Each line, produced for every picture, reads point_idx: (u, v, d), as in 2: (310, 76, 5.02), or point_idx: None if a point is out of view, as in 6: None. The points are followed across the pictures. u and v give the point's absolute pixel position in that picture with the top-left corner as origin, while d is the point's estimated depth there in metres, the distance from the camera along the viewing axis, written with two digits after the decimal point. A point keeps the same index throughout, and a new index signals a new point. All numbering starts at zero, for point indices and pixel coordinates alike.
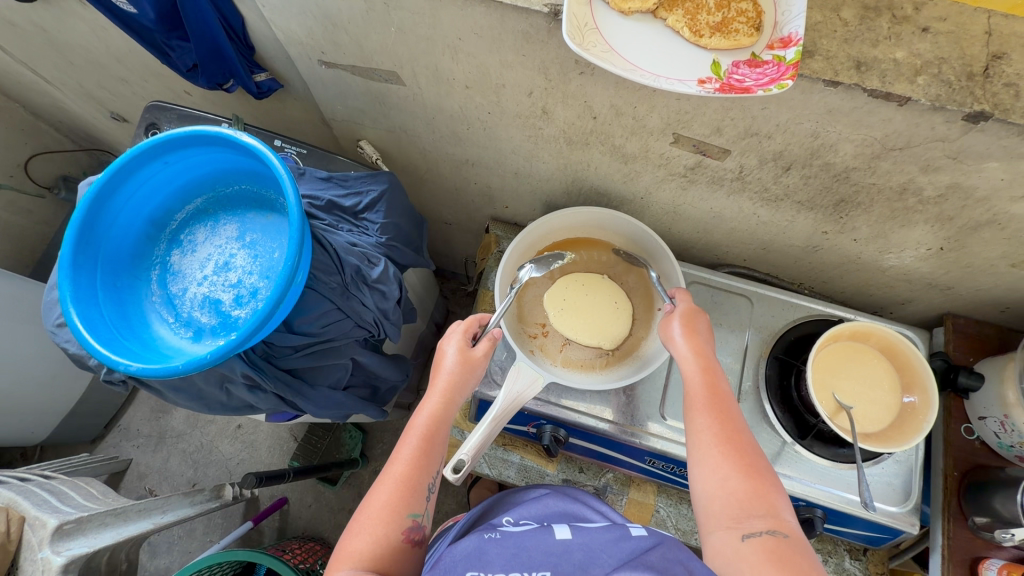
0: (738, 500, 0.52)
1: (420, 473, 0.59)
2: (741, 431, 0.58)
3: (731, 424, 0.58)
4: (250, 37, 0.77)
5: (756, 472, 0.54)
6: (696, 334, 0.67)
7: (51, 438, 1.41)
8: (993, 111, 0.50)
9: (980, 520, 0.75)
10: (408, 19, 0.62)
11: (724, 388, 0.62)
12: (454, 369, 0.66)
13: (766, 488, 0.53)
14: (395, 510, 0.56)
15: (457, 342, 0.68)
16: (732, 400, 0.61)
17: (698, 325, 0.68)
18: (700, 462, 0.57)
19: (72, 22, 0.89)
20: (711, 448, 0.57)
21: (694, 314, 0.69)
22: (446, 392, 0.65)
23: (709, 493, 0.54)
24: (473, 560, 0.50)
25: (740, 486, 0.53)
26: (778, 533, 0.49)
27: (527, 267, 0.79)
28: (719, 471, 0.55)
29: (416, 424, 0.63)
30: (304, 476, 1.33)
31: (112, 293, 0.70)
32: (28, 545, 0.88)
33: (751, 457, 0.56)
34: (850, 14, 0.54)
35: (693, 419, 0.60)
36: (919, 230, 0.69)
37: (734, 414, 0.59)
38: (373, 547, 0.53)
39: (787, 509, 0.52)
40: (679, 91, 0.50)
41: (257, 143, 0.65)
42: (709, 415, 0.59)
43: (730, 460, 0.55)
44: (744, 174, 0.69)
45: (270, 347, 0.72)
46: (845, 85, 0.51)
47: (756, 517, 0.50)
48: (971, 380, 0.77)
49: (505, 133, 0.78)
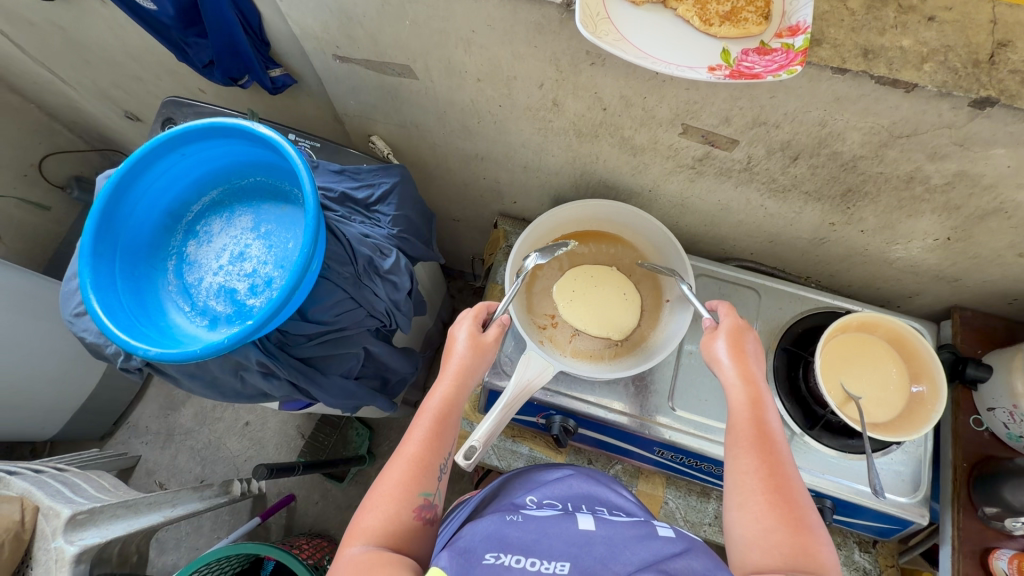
0: (781, 552, 0.51)
1: (432, 452, 0.60)
2: (790, 480, 0.56)
3: (781, 473, 0.57)
4: (265, 32, 0.79)
5: (804, 525, 0.53)
6: (745, 359, 0.66)
7: (61, 434, 1.42)
8: (999, 97, 0.51)
9: (989, 510, 0.75)
10: (422, 11, 0.63)
11: (774, 429, 0.61)
12: (465, 353, 0.67)
13: (813, 543, 0.51)
14: (407, 488, 0.57)
15: (469, 328, 0.69)
16: (780, 443, 0.60)
17: (745, 343, 0.67)
18: (741, 506, 0.55)
19: (91, 21, 0.91)
20: (755, 492, 0.55)
21: (742, 331, 0.67)
22: (458, 375, 0.65)
23: (748, 539, 0.53)
24: (494, 542, 0.50)
25: (784, 539, 0.51)
26: None
27: (532, 256, 0.77)
28: (762, 520, 0.53)
29: (428, 407, 0.64)
30: (312, 471, 1.33)
31: (130, 282, 0.71)
32: (42, 535, 0.89)
33: (800, 509, 0.54)
34: (856, 4, 0.55)
35: (738, 458, 0.59)
36: (926, 219, 0.70)
37: (782, 459, 0.58)
38: (384, 523, 0.54)
39: (833, 566, 0.51)
40: (690, 77, 0.52)
41: (273, 134, 0.67)
42: (756, 457, 0.58)
43: (777, 511, 0.53)
44: (752, 164, 0.70)
45: (284, 335, 0.73)
46: (853, 72, 0.52)
47: (801, 571, 0.49)
48: (979, 371, 0.77)
49: (515, 126, 0.79)
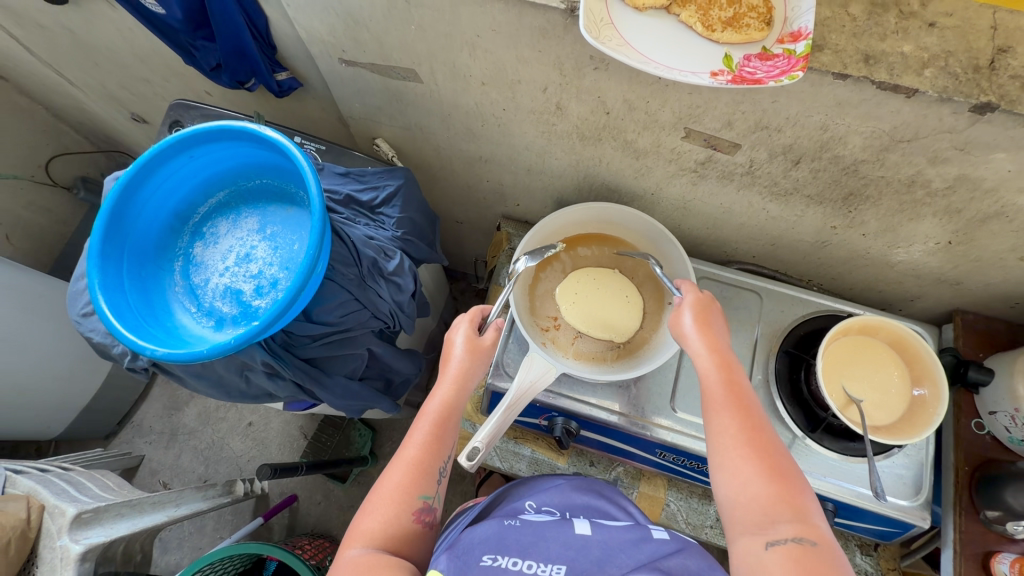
0: (761, 506, 0.52)
1: (432, 457, 0.60)
2: (763, 431, 0.57)
3: (756, 426, 0.57)
4: (272, 36, 0.80)
5: (782, 474, 0.53)
6: (708, 327, 0.67)
7: (66, 433, 1.43)
8: (999, 102, 0.51)
9: (991, 514, 0.75)
10: (427, 15, 0.64)
11: (744, 385, 0.61)
12: (463, 356, 0.67)
13: (792, 491, 0.52)
14: (407, 492, 0.57)
15: (465, 331, 0.69)
16: (751, 396, 0.60)
17: (709, 316, 0.68)
18: (721, 467, 0.56)
19: (100, 24, 0.92)
20: (731, 450, 0.56)
21: (705, 305, 0.69)
22: (457, 379, 0.65)
23: (731, 499, 0.54)
24: (491, 544, 0.51)
25: (762, 491, 0.52)
26: (804, 541, 0.49)
27: (522, 259, 0.77)
28: (740, 477, 0.54)
29: (428, 410, 0.64)
30: (315, 472, 1.34)
31: (137, 282, 0.72)
32: (47, 533, 0.89)
33: (776, 457, 0.55)
34: (858, 10, 0.56)
35: (712, 420, 0.59)
36: (927, 223, 0.70)
37: (754, 413, 0.58)
38: (383, 526, 0.55)
39: (816, 514, 0.51)
40: (692, 82, 0.52)
41: (280, 136, 0.68)
42: (729, 415, 0.58)
43: (752, 465, 0.54)
44: (754, 168, 0.70)
45: (289, 335, 0.74)
46: (854, 78, 0.52)
47: (782, 523, 0.50)
48: (981, 375, 0.78)
49: (519, 129, 0.80)
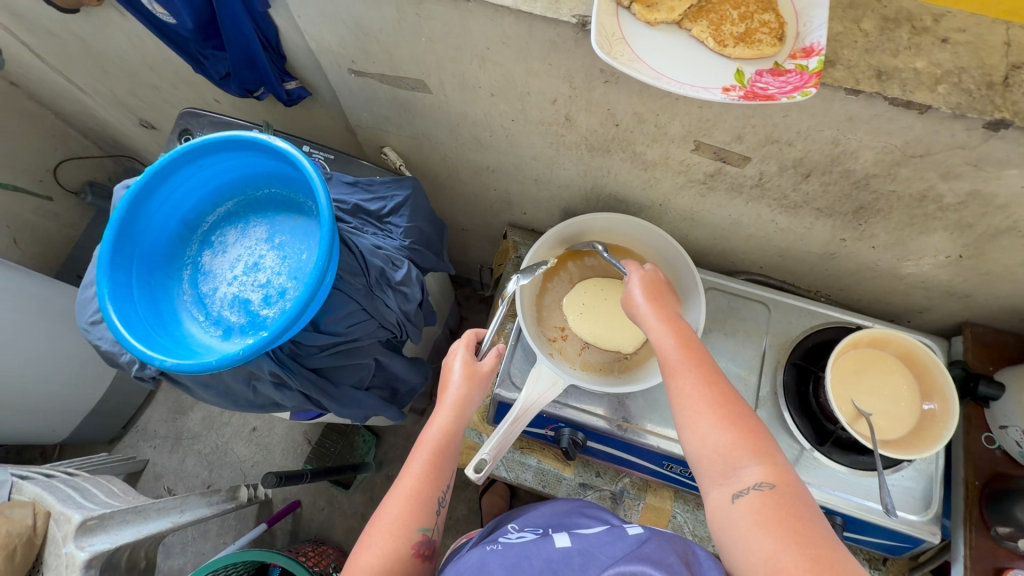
0: (723, 460, 0.52)
1: (431, 486, 0.61)
2: (715, 382, 0.57)
3: (710, 377, 0.57)
4: (282, 46, 0.80)
5: (738, 423, 0.54)
6: (656, 300, 0.67)
7: (71, 437, 1.44)
8: (1012, 119, 0.51)
9: (1002, 530, 0.74)
10: (437, 28, 0.64)
11: (690, 341, 0.61)
12: (461, 383, 0.67)
13: (749, 438, 0.53)
14: (406, 524, 0.58)
15: (464, 357, 0.70)
16: (699, 351, 0.60)
17: (659, 291, 0.69)
18: (683, 426, 0.56)
19: (111, 32, 0.92)
20: (687, 410, 0.56)
21: (653, 280, 0.70)
22: (456, 407, 0.65)
23: (696, 458, 0.55)
24: (474, 571, 0.53)
25: (721, 444, 0.53)
26: (765, 487, 0.50)
27: (513, 278, 0.77)
28: (700, 435, 0.55)
29: (426, 438, 0.64)
30: (319, 478, 1.33)
31: (146, 292, 0.72)
32: (53, 540, 0.90)
33: (732, 406, 0.55)
34: (870, 25, 0.56)
35: (669, 384, 0.59)
36: (938, 237, 0.70)
37: (704, 368, 0.58)
38: (382, 560, 0.55)
39: (776, 456, 0.52)
40: (704, 97, 0.52)
41: (289, 147, 0.68)
42: (683, 375, 0.58)
43: (708, 420, 0.54)
44: (764, 181, 0.70)
45: (297, 345, 0.74)
46: (866, 94, 0.52)
47: (744, 471, 0.51)
48: (991, 389, 0.77)
49: (527, 139, 0.80)
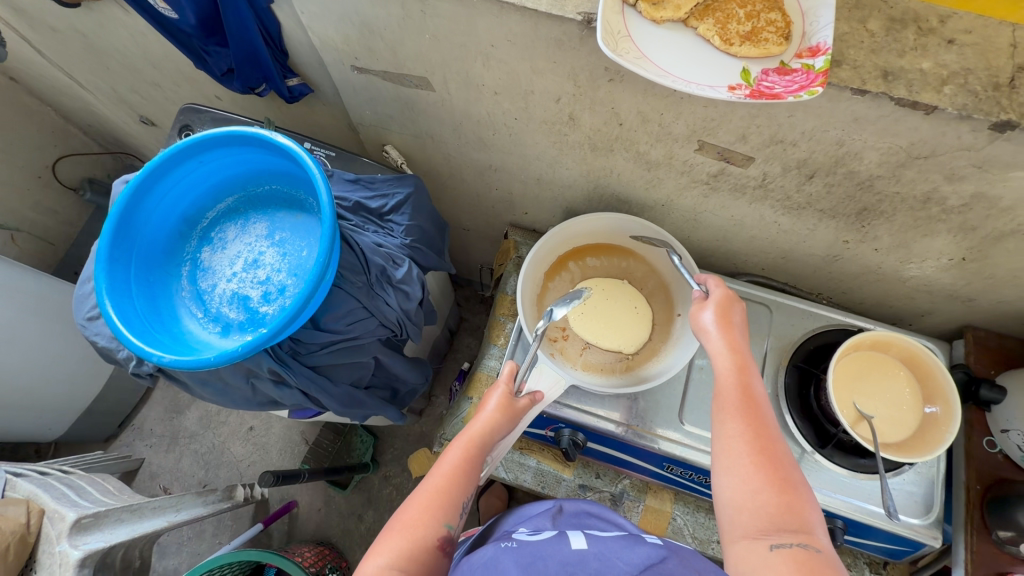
0: (768, 514, 0.51)
1: (458, 489, 0.60)
2: (774, 440, 0.57)
3: (765, 431, 0.57)
4: (285, 42, 0.80)
5: (790, 484, 0.53)
6: (733, 329, 0.65)
7: (66, 435, 1.42)
8: (1019, 120, 0.51)
9: (1004, 534, 0.74)
10: (442, 26, 0.64)
11: (757, 390, 0.60)
12: (496, 412, 0.66)
13: (798, 502, 0.52)
14: (433, 516, 0.57)
15: (503, 390, 0.68)
16: (764, 404, 0.60)
17: (733, 316, 0.66)
18: (728, 470, 0.55)
19: (113, 27, 0.92)
20: (742, 455, 0.55)
21: (730, 302, 0.67)
22: (490, 422, 0.65)
23: (737, 503, 0.53)
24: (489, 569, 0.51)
25: (771, 499, 0.52)
26: (808, 549, 0.49)
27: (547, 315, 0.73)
28: (749, 482, 0.53)
29: (460, 438, 0.64)
30: (317, 478, 1.32)
31: (145, 288, 0.71)
32: (47, 538, 0.89)
33: (786, 466, 0.55)
34: (876, 26, 0.56)
35: (724, 424, 0.58)
36: (941, 240, 0.70)
37: (766, 421, 0.58)
38: (408, 547, 0.54)
39: (819, 524, 0.51)
40: (710, 96, 0.52)
41: (291, 143, 0.67)
42: (742, 421, 0.57)
43: (762, 472, 0.54)
44: (767, 181, 0.70)
45: (296, 343, 0.73)
46: (872, 94, 0.52)
47: (786, 532, 0.50)
48: (993, 393, 0.77)
49: (530, 139, 0.80)
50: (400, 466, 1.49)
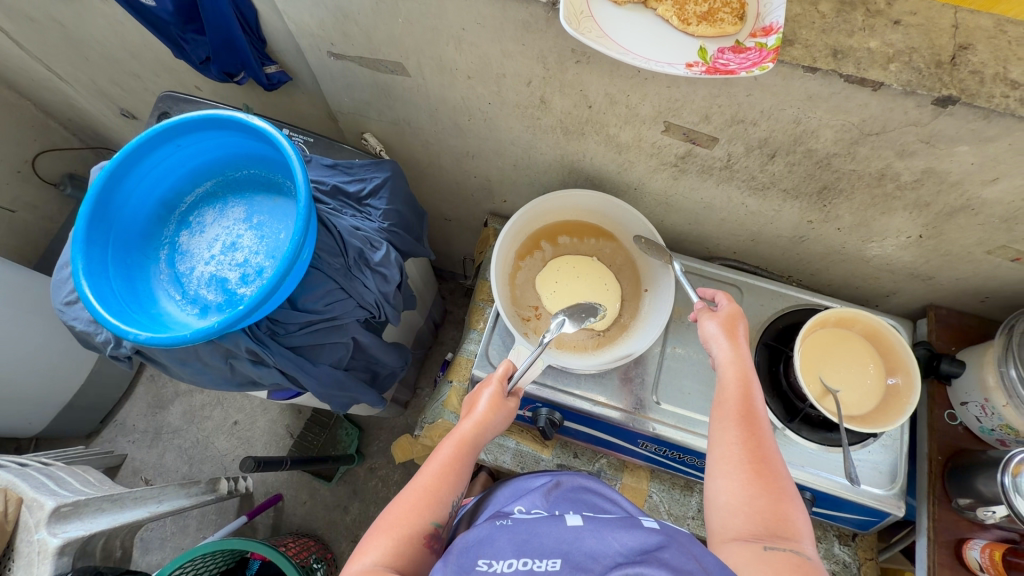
0: (763, 519, 0.53)
1: (447, 488, 0.61)
2: (772, 452, 0.59)
3: (762, 443, 0.60)
4: (262, 30, 0.81)
5: (784, 494, 0.56)
6: (739, 342, 0.68)
7: (46, 430, 1.41)
8: (959, 95, 0.54)
9: (963, 501, 0.77)
10: (414, 10, 0.66)
11: (759, 404, 0.63)
12: (486, 410, 0.67)
13: (791, 512, 0.54)
14: (419, 514, 0.57)
15: (491, 391, 0.69)
16: (762, 418, 0.62)
17: (738, 330, 0.69)
18: (726, 475, 0.58)
19: (92, 17, 0.92)
20: (741, 463, 0.58)
21: (735, 319, 0.70)
22: (479, 421, 0.66)
23: (733, 506, 0.55)
24: (485, 547, 0.47)
25: (767, 506, 0.54)
26: (801, 555, 0.50)
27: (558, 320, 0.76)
28: (746, 489, 0.56)
29: (450, 432, 0.66)
30: (300, 467, 1.32)
31: (122, 270, 0.72)
32: (25, 526, 0.88)
33: (780, 477, 0.57)
34: (827, 8, 0.58)
35: (725, 430, 0.61)
36: (899, 217, 0.73)
37: (765, 434, 0.60)
38: (396, 544, 0.55)
39: (808, 534, 0.54)
40: (668, 72, 0.54)
41: (268, 126, 0.69)
42: (742, 430, 0.60)
43: (759, 480, 0.56)
44: (732, 162, 0.72)
45: (275, 323, 0.74)
46: (823, 71, 0.54)
47: (779, 538, 0.52)
48: (953, 367, 0.80)
49: (505, 124, 0.82)
50: (386, 458, 1.50)
